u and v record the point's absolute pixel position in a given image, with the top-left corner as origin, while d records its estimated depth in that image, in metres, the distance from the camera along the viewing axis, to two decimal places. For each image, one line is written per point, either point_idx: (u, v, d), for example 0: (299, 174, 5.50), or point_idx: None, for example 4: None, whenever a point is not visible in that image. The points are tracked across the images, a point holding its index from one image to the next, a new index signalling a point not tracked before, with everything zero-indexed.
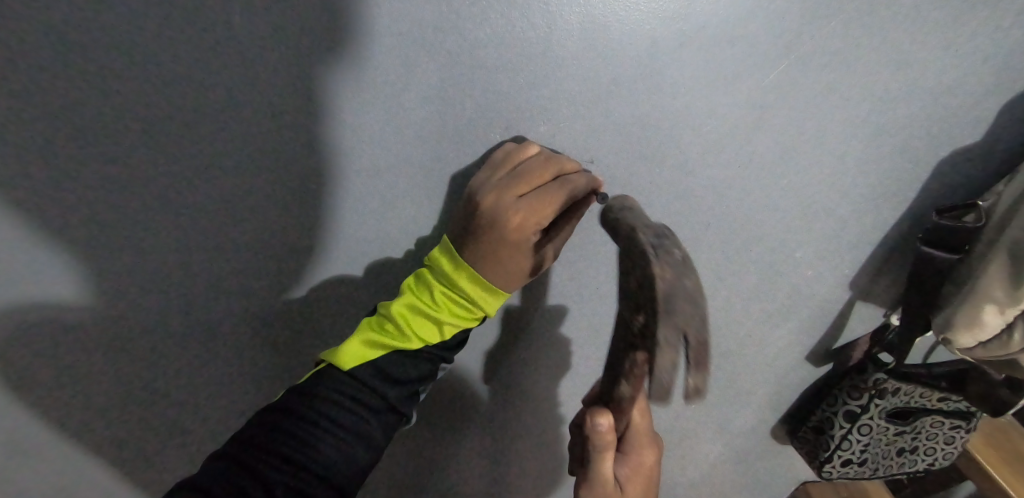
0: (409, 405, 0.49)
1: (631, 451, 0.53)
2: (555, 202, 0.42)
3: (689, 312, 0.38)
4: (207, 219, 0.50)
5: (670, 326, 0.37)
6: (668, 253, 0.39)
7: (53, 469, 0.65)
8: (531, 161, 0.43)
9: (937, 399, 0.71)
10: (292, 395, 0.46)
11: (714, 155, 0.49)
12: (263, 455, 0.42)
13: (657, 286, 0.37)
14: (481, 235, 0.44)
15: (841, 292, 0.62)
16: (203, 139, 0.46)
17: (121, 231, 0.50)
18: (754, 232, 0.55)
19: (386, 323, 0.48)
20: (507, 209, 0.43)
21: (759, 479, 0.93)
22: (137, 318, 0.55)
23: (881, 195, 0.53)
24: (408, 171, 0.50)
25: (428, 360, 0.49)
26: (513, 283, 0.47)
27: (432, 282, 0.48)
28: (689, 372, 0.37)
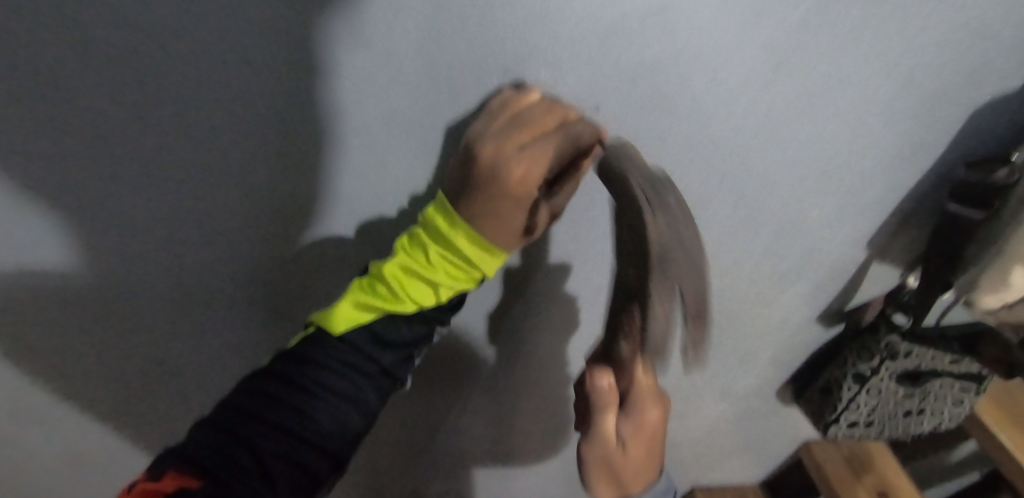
0: (402, 368, 0.50)
1: (634, 412, 0.51)
2: (561, 154, 0.39)
3: (686, 269, 0.36)
4: (185, 183, 0.46)
5: (668, 291, 0.36)
6: (662, 202, 0.37)
7: (85, 405, 0.69)
8: (534, 109, 0.40)
9: (950, 363, 0.69)
10: (284, 360, 0.45)
11: (729, 103, 0.45)
12: (254, 423, 0.43)
13: (651, 244, 0.35)
14: (480, 190, 0.41)
15: (856, 250, 0.59)
16: (161, 105, 0.41)
17: (97, 198, 0.47)
18: (767, 187, 0.52)
19: (379, 285, 0.46)
20: (509, 161, 0.39)
21: (762, 435, 0.94)
22: (132, 277, 0.54)
23: (906, 145, 0.49)
24: (395, 125, 0.45)
25: (422, 323, 0.49)
26: (513, 239, 0.45)
27: (427, 241, 0.45)
28: (686, 331, 0.36)
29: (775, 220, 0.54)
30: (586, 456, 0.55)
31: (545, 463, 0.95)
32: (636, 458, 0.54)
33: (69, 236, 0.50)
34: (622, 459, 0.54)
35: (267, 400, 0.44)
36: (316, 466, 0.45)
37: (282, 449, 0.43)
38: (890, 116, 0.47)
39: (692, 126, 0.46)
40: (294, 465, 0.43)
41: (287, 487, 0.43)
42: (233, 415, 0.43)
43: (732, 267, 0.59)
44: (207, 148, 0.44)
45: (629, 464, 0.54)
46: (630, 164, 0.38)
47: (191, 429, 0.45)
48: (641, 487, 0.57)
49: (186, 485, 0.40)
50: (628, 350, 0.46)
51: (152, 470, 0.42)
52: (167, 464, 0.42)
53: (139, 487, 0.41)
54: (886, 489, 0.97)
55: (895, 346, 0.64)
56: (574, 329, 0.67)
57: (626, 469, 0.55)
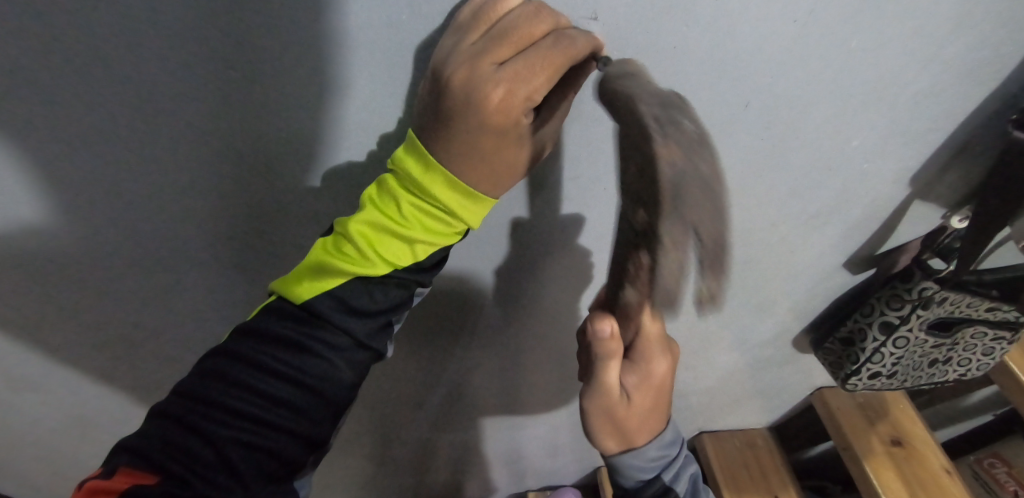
0: (382, 338, 0.45)
1: (640, 360, 0.52)
2: (550, 67, 0.32)
3: (702, 203, 0.33)
4: (112, 122, 0.40)
5: (678, 223, 0.32)
6: (675, 126, 0.32)
7: (65, 364, 0.66)
8: (513, 16, 0.32)
9: (987, 311, 0.63)
10: (243, 338, 0.43)
11: (764, 11, 0.35)
12: (210, 411, 0.40)
13: (663, 174, 0.32)
14: (454, 121, 0.34)
15: (897, 186, 0.52)
16: (57, 20, 0.33)
17: (18, 140, 0.41)
18: (803, 119, 0.43)
19: (347, 245, 0.42)
20: (486, 81, 0.32)
21: (776, 383, 0.90)
22: (82, 231, 0.49)
23: (974, 59, 0.40)
24: (345, 43, 0.37)
25: (399, 286, 0.43)
26: (499, 185, 0.38)
27: (395, 191, 0.40)
28: (703, 277, 0.35)
29: (808, 160, 0.47)
30: (589, 406, 0.54)
31: (549, 413, 0.92)
32: (642, 409, 0.53)
33: (11, 191, 0.45)
34: (627, 409, 0.53)
35: (224, 384, 0.41)
36: (286, 451, 0.42)
37: (244, 438, 0.40)
38: (959, 29, 0.38)
39: (718, 39, 0.36)
40: (260, 454, 0.41)
41: (255, 476, 0.41)
42: (187, 404, 0.41)
43: (755, 213, 0.52)
44: (139, 84, 0.37)
45: (633, 414, 0.53)
46: (619, 76, 0.33)
47: (149, 416, 0.43)
48: (647, 439, 0.55)
49: (139, 483, 0.38)
50: (634, 297, 0.42)
51: (105, 465, 0.41)
52: (119, 460, 0.40)
53: (91, 484, 0.40)
54: (900, 436, 0.93)
55: (929, 293, 0.59)
56: (575, 278, 0.61)
57: (631, 419, 0.54)
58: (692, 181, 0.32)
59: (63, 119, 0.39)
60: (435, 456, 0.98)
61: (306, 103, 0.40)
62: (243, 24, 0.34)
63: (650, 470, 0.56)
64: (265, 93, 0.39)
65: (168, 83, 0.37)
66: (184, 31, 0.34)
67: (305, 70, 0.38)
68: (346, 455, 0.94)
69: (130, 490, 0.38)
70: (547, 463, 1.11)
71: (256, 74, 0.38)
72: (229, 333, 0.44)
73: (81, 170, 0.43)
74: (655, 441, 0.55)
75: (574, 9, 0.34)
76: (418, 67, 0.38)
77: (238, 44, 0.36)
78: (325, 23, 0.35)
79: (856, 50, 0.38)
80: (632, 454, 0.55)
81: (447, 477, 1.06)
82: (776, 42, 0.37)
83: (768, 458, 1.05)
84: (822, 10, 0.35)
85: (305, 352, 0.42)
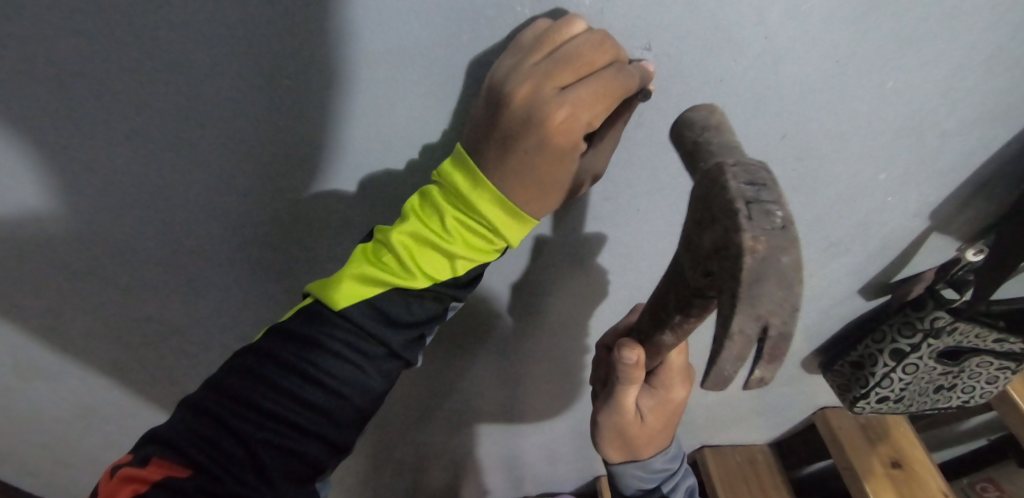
0: (414, 349, 0.46)
1: (659, 386, 0.54)
2: (610, 96, 0.33)
3: (779, 297, 0.27)
4: (168, 136, 0.41)
5: (749, 312, 0.27)
6: (766, 213, 0.27)
7: (83, 357, 0.67)
8: (578, 42, 0.33)
9: (993, 341, 0.65)
10: (279, 338, 0.44)
11: (808, 50, 0.36)
12: (242, 411, 0.42)
13: (742, 262, 0.26)
14: (511, 139, 0.35)
15: (917, 220, 0.54)
16: (134, 43, 0.35)
17: (73, 151, 0.41)
18: (833, 152, 0.44)
19: (387, 256, 0.43)
20: (548, 104, 0.33)
21: (781, 402, 0.91)
22: (120, 234, 0.49)
23: (1002, 103, 0.42)
24: (406, 66, 0.38)
25: (434, 299, 0.45)
26: (543, 206, 0.39)
27: (439, 205, 0.40)
28: (758, 364, 0.29)
29: (835, 189, 0.48)
30: (604, 421, 0.54)
31: (555, 420, 0.94)
32: (653, 429, 0.55)
33: (45, 186, 0.44)
34: (639, 428, 0.54)
35: (258, 385, 0.42)
36: (313, 454, 0.43)
37: (273, 440, 0.42)
38: (990, 74, 0.40)
39: (763, 73, 0.37)
40: (288, 456, 0.42)
41: (282, 477, 0.42)
42: (219, 400, 0.43)
43: (778, 238, 0.53)
44: (201, 100, 0.38)
45: (644, 432, 0.55)
46: (700, 129, 0.33)
47: (180, 408, 0.44)
48: (653, 453, 0.56)
49: (172, 474, 0.40)
50: (671, 341, 0.41)
51: (136, 453, 0.43)
52: (151, 450, 0.42)
53: (123, 472, 0.42)
54: (900, 459, 0.95)
55: (940, 323, 0.61)
56: (596, 291, 0.62)
57: (642, 436, 0.55)
58: (775, 274, 0.26)
59: (108, 118, 0.39)
60: (438, 458, 0.99)
61: (355, 114, 0.41)
62: (303, 36, 0.35)
63: (650, 481, 0.57)
64: (316, 103, 0.39)
65: (217, 87, 0.38)
66: (253, 52, 0.35)
67: (359, 81, 0.38)
68: (350, 455, 0.94)
69: (164, 481, 0.40)
70: (547, 470, 1.11)
71: (311, 83, 0.38)
72: (263, 332, 0.45)
73: (118, 170, 0.43)
74: (660, 456, 0.56)
75: (628, 39, 0.36)
76: (467, 86, 0.39)
77: (295, 55, 0.36)
78: (384, 41, 0.36)
79: (891, 90, 0.40)
80: (636, 465, 0.56)
81: (449, 480, 1.07)
82: (818, 76, 0.38)
83: (767, 475, 1.07)
84: (865, 49, 0.37)
85: (339, 357, 0.43)
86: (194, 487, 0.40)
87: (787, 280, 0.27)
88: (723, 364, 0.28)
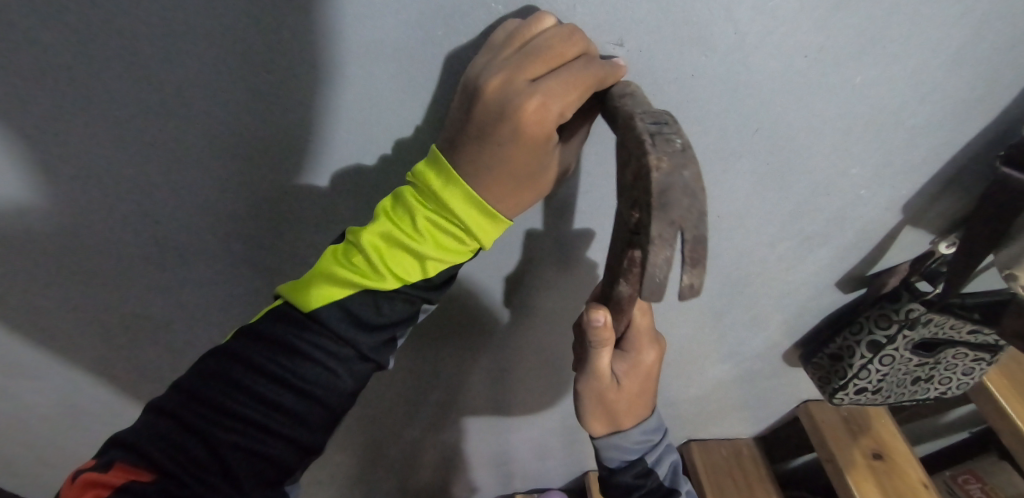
0: (385, 352, 0.47)
1: (630, 349, 0.55)
2: (581, 86, 0.34)
3: (689, 205, 0.30)
4: (149, 133, 0.41)
5: (665, 221, 0.30)
6: (667, 141, 0.31)
7: (66, 356, 0.67)
8: (547, 36, 0.34)
9: (968, 332, 0.67)
10: (248, 340, 0.44)
11: (777, 44, 0.37)
12: (209, 414, 0.42)
13: (652, 180, 0.30)
14: (484, 133, 0.36)
15: (890, 215, 0.55)
16: (114, 41, 0.35)
17: (54, 147, 0.42)
18: (805, 147, 0.45)
19: (358, 258, 0.43)
20: (520, 95, 0.34)
21: (764, 395, 0.93)
22: (101, 232, 0.49)
23: (966, 100, 0.44)
24: (384, 62, 0.38)
25: (405, 301, 0.44)
26: (516, 203, 0.40)
27: (411, 204, 0.41)
28: (685, 270, 0.31)
29: (809, 183, 0.49)
30: (583, 390, 0.55)
31: (542, 415, 0.94)
32: (631, 394, 0.56)
33: (27, 182, 0.44)
34: (617, 393, 0.55)
35: (226, 388, 0.43)
36: (280, 457, 0.44)
37: (241, 443, 0.42)
38: (953, 71, 0.41)
39: (734, 69, 0.38)
40: (256, 458, 0.43)
41: (248, 479, 0.43)
42: (186, 404, 0.43)
43: (754, 231, 0.54)
44: (181, 97, 0.39)
45: (622, 397, 0.56)
46: (618, 97, 0.35)
47: (146, 412, 0.45)
48: (633, 421, 0.58)
49: (135, 479, 0.40)
50: (627, 292, 0.42)
51: (100, 457, 0.43)
52: (115, 454, 0.42)
53: (86, 477, 0.41)
54: (881, 450, 0.97)
55: (915, 314, 0.62)
56: (577, 285, 0.63)
57: (620, 402, 0.56)
58: (680, 186, 0.30)
59: (87, 108, 0.39)
60: (426, 454, 0.99)
61: (334, 109, 0.41)
62: (279, 29, 0.35)
63: (635, 451, 0.59)
64: (293, 96, 0.40)
65: (193, 78, 0.38)
66: (232, 48, 0.36)
67: (337, 76, 0.39)
68: (338, 452, 0.95)
69: (127, 485, 0.40)
70: (535, 465, 1.12)
71: (289, 79, 0.39)
72: (234, 334, 0.45)
73: (99, 167, 0.43)
74: (641, 424, 0.58)
75: (601, 35, 0.36)
76: (444, 79, 0.40)
77: (271, 47, 0.36)
78: (361, 37, 0.37)
79: (860, 85, 0.41)
80: (619, 435, 0.58)
81: (438, 476, 1.08)
82: (786, 72, 0.39)
83: (752, 468, 1.09)
84: (831, 45, 0.38)
85: (309, 359, 0.43)
86: (159, 490, 0.40)
87: (690, 189, 0.30)
88: (653, 268, 0.31)
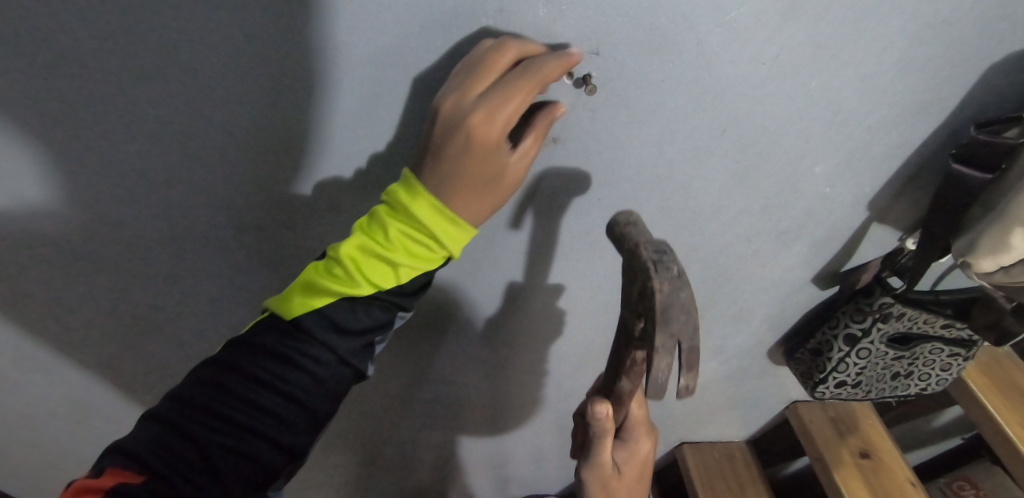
0: (364, 355, 0.49)
1: (629, 439, 0.63)
2: (522, 94, 0.38)
3: (683, 319, 0.41)
4: (172, 142, 0.45)
5: (665, 332, 0.40)
6: (666, 267, 0.40)
7: (76, 358, 0.69)
8: (488, 52, 0.38)
9: (942, 327, 0.70)
10: (237, 348, 0.47)
11: (736, 53, 0.42)
12: (199, 416, 0.45)
13: (656, 300, 0.40)
14: (442, 141, 0.40)
15: (857, 211, 0.59)
16: (148, 60, 0.39)
17: (85, 158, 0.45)
18: (770, 146, 0.50)
19: (333, 268, 0.46)
20: (469, 108, 0.39)
21: (753, 394, 0.95)
22: (119, 234, 0.53)
23: (916, 104, 0.48)
24: (384, 75, 0.42)
25: (381, 307, 0.47)
26: (479, 206, 0.43)
27: (384, 218, 0.44)
28: (682, 374, 0.41)
29: (777, 180, 0.53)
30: (588, 479, 0.61)
31: (537, 419, 0.96)
32: (630, 481, 0.63)
33: (55, 189, 0.48)
34: (618, 482, 0.62)
35: (215, 393, 0.45)
36: (266, 458, 0.46)
37: (230, 444, 0.44)
38: (901, 76, 0.45)
39: (700, 74, 0.43)
40: (243, 459, 0.45)
41: (234, 480, 0.45)
42: (175, 409, 0.45)
43: (730, 227, 0.58)
44: (205, 107, 0.43)
45: (623, 484, 0.62)
46: (625, 225, 0.43)
47: (139, 421, 0.46)
48: None
49: (125, 481, 0.42)
50: (628, 385, 0.52)
51: (93, 466, 0.44)
52: (106, 461, 0.44)
53: (78, 484, 0.43)
54: (869, 449, 0.99)
55: (887, 307, 0.65)
56: (569, 290, 0.66)
57: (621, 490, 0.63)
58: (677, 305, 0.40)
59: (116, 118, 0.43)
60: (424, 458, 1.01)
61: (339, 120, 0.45)
62: (292, 42, 0.39)
63: None
64: (304, 106, 0.44)
65: (209, 81, 0.41)
66: (252, 63, 0.40)
67: (343, 89, 0.43)
68: (338, 456, 0.96)
69: (116, 487, 0.41)
70: (533, 469, 1.14)
71: (302, 92, 0.43)
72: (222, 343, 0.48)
73: (125, 174, 0.47)
74: None
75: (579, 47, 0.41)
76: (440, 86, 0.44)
77: (288, 61, 0.40)
78: (366, 54, 0.40)
79: (815, 89, 0.45)
80: None
81: (436, 480, 1.09)
82: (747, 78, 0.43)
83: (745, 470, 1.11)
84: (788, 52, 0.42)
85: (294, 358, 0.46)
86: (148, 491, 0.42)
87: (686, 307, 0.41)
88: (657, 371, 0.40)
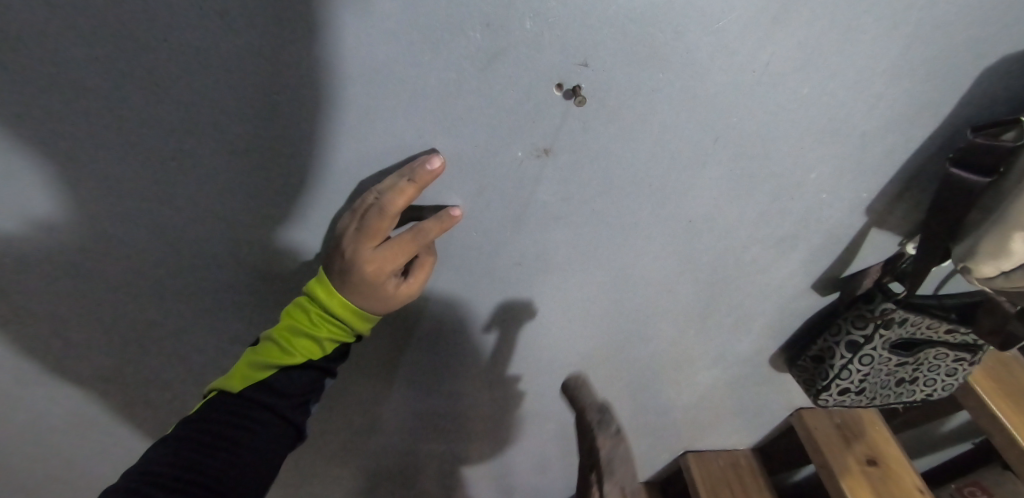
0: (300, 414, 0.57)
1: None
2: (403, 248, 0.49)
3: (626, 471, 0.50)
4: (165, 153, 0.45)
5: (613, 483, 0.48)
6: (606, 425, 0.53)
7: (72, 377, 0.69)
8: (372, 213, 0.47)
9: (946, 332, 0.69)
10: (183, 426, 0.53)
11: (727, 62, 0.41)
12: (154, 477, 0.48)
13: (600, 455, 0.50)
14: (347, 274, 0.51)
15: (856, 217, 0.58)
16: (141, 71, 0.40)
17: (79, 170, 0.46)
18: (765, 154, 0.49)
19: (268, 348, 0.55)
20: (363, 259, 0.50)
21: (756, 401, 0.94)
22: (115, 249, 0.53)
23: (911, 108, 0.47)
24: (372, 88, 0.42)
25: (313, 371, 0.56)
26: (385, 306, 0.55)
27: (307, 305, 0.54)
28: None
29: (773, 187, 0.53)
30: None
31: (539, 431, 0.95)
32: None
33: (50, 203, 0.48)
34: None
35: (166, 459, 0.50)
36: None
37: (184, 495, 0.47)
38: (894, 81, 0.45)
39: (690, 83, 0.43)
40: None
41: None
42: (132, 477, 0.48)
43: (726, 235, 0.58)
44: (196, 119, 0.43)
45: None
46: (576, 385, 0.63)
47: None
48: None
49: None
50: None
51: None
52: None
53: None
54: (875, 456, 0.97)
55: (889, 313, 0.64)
56: (567, 302, 0.65)
57: None
58: (618, 458, 0.51)
59: (110, 131, 0.43)
60: (426, 472, 1.00)
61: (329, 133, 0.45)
62: (282, 54, 0.40)
63: None
64: (294, 119, 0.44)
65: (201, 92, 0.42)
66: (242, 73, 0.41)
67: (332, 101, 0.43)
68: (339, 471, 0.95)
69: None
70: (536, 480, 1.13)
71: (292, 104, 0.43)
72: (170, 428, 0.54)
73: (119, 187, 0.47)
74: None
75: (569, 58, 0.40)
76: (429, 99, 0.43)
77: (277, 72, 0.41)
78: (353, 66, 0.40)
79: (808, 96, 0.45)
80: None
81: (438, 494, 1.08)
82: (738, 86, 0.43)
83: (751, 479, 1.09)
84: (777, 60, 0.42)
85: (243, 416, 0.53)
86: None
87: (625, 455, 0.51)
88: None
